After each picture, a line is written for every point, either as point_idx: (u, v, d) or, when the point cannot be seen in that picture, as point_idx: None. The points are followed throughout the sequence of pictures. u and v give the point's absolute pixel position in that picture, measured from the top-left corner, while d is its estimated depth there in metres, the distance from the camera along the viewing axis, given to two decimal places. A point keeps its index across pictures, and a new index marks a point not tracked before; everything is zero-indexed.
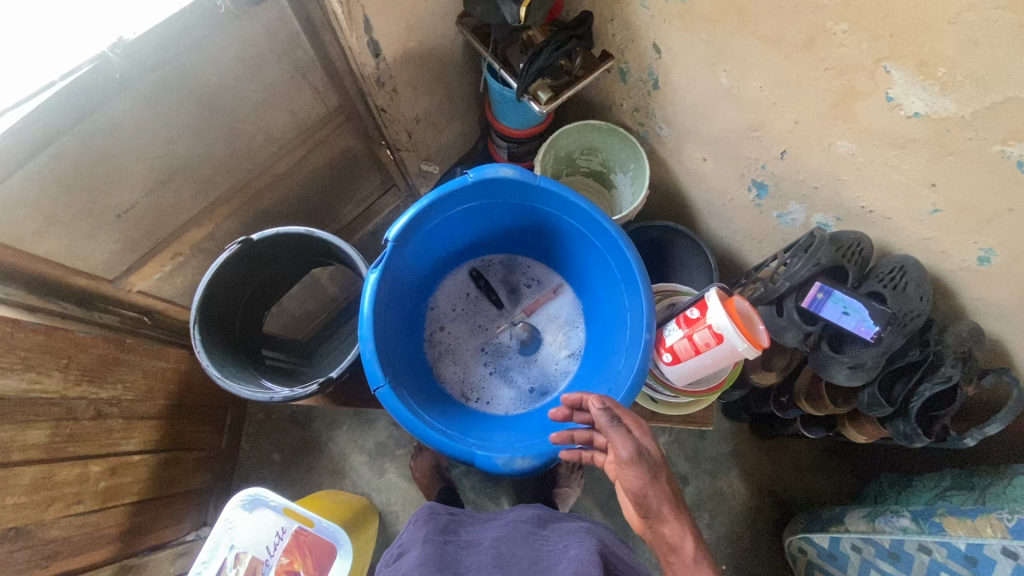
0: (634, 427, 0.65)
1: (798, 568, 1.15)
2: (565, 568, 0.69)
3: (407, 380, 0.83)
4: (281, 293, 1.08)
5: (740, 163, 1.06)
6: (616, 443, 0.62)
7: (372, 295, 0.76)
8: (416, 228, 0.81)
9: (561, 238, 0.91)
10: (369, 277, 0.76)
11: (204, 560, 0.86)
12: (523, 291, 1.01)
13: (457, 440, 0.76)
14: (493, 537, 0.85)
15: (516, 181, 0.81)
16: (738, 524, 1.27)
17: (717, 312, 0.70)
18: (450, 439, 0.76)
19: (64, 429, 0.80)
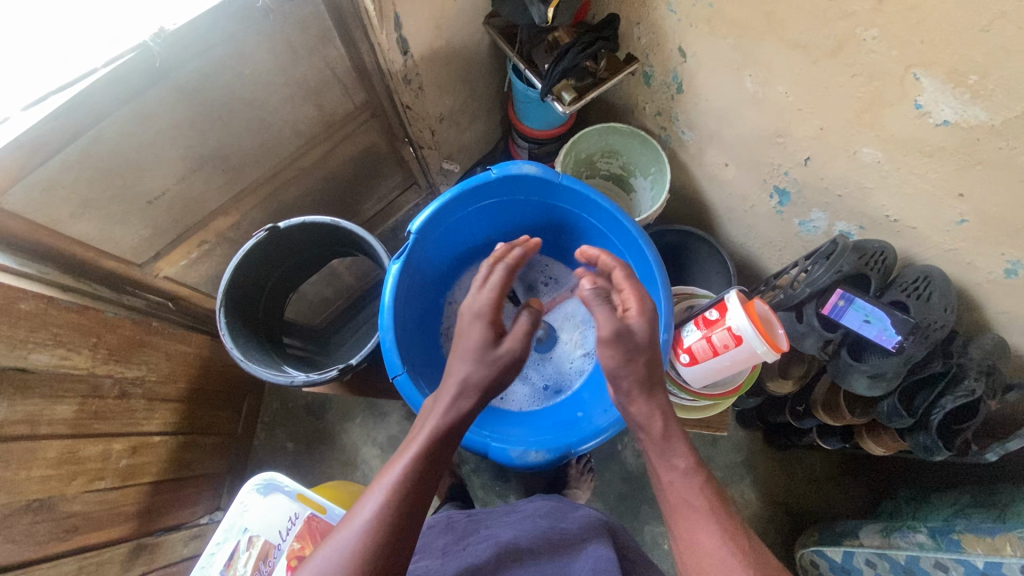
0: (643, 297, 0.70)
1: None
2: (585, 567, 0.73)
3: (424, 370, 0.84)
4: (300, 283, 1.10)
5: (763, 169, 1.06)
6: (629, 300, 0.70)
7: (394, 285, 0.77)
8: (439, 222, 0.82)
9: (581, 237, 0.92)
10: (391, 267, 0.78)
11: (218, 541, 0.88)
12: (540, 290, 1.01)
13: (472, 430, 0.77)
14: (508, 529, 0.86)
15: (539, 179, 0.82)
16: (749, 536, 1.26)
17: (736, 313, 0.70)
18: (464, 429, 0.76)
19: (90, 406, 0.83)
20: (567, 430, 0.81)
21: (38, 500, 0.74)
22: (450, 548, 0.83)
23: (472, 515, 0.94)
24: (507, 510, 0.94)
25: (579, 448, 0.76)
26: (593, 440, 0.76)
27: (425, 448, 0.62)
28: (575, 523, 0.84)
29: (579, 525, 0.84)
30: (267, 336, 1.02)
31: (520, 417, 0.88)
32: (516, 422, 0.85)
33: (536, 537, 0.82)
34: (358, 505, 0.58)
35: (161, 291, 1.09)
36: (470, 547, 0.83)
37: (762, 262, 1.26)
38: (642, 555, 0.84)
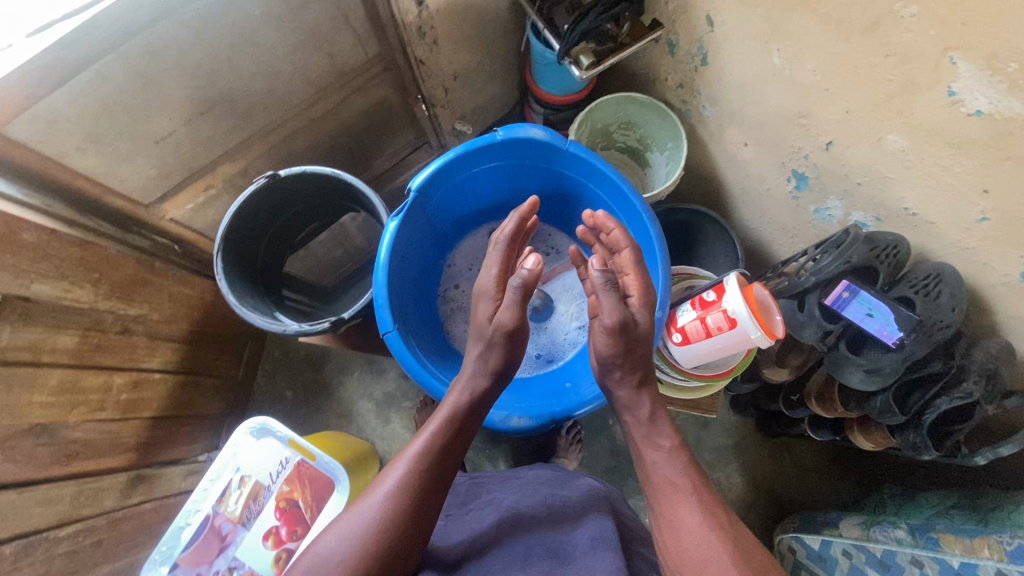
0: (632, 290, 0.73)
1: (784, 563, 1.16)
2: (583, 539, 0.73)
3: (415, 328, 0.84)
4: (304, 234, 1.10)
5: (782, 150, 1.02)
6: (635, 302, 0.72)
7: (390, 243, 0.76)
8: (440, 181, 0.81)
9: (585, 208, 0.90)
10: (389, 224, 0.76)
11: (211, 477, 0.92)
12: (540, 259, 0.98)
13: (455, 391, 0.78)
14: (512, 495, 0.88)
15: (546, 145, 0.79)
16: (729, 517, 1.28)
17: (734, 298, 0.68)
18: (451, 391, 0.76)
19: (92, 339, 0.84)
20: (555, 398, 0.81)
21: (39, 425, 0.77)
22: (454, 513, 0.88)
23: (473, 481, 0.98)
24: (509, 476, 0.96)
25: (562, 417, 0.76)
26: (581, 410, 0.77)
27: (426, 452, 0.65)
28: (575, 491, 0.86)
29: (580, 495, 0.85)
30: (263, 284, 1.03)
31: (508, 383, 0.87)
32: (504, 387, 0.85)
33: (536, 501, 0.84)
34: (363, 499, 0.63)
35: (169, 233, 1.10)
36: (473, 514, 0.85)
37: (770, 249, 1.24)
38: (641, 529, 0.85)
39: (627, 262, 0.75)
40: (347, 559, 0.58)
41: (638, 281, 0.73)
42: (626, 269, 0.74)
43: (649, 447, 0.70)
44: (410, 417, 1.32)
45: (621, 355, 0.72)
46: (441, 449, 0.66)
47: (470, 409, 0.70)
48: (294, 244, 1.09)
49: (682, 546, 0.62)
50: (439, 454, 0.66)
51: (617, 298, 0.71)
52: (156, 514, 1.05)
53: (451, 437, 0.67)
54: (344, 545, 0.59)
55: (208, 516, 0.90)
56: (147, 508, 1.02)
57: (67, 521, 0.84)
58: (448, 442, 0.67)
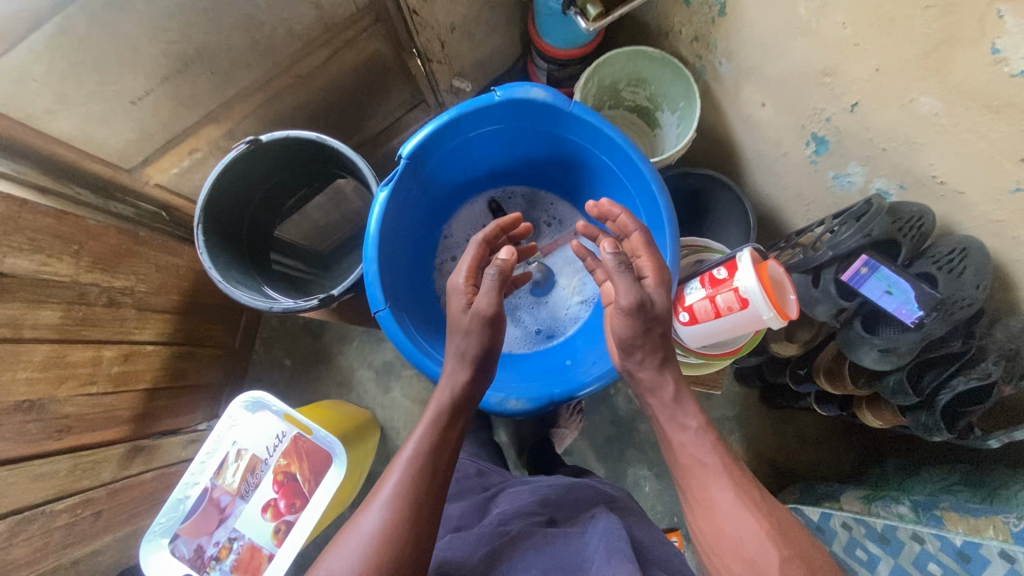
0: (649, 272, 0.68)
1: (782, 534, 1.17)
2: (596, 551, 0.69)
3: (407, 303, 0.80)
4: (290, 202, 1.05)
5: (802, 112, 0.95)
6: (652, 284, 0.67)
7: (380, 214, 0.71)
8: (434, 147, 0.75)
9: (590, 176, 0.84)
10: (379, 194, 0.71)
11: (207, 452, 0.91)
12: (541, 230, 0.93)
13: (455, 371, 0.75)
14: (524, 508, 0.85)
15: (549, 107, 0.72)
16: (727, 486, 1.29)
17: (747, 274, 0.64)
18: None
19: (76, 313, 0.82)
20: (556, 378, 0.78)
21: (27, 401, 0.76)
22: (466, 523, 0.86)
23: (488, 485, 0.99)
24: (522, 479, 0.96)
25: (562, 399, 0.73)
26: (583, 391, 0.73)
27: (419, 458, 0.64)
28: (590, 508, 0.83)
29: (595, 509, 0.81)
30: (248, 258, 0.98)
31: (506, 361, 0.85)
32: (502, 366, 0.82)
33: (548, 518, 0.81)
34: (359, 515, 0.61)
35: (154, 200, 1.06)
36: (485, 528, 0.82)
37: (782, 217, 1.18)
38: (665, 542, 0.80)
39: (639, 245, 0.70)
40: (356, 574, 0.56)
41: (652, 264, 0.68)
42: (638, 252, 0.70)
43: (674, 428, 0.68)
44: (410, 386, 1.31)
45: (641, 337, 0.67)
46: (432, 451, 0.65)
47: (456, 408, 0.68)
48: (281, 215, 1.04)
49: (715, 525, 0.62)
50: (431, 455, 0.64)
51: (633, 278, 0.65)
52: (157, 483, 1.06)
53: (442, 439, 0.66)
54: (346, 564, 0.58)
55: (207, 488, 0.90)
56: (147, 477, 1.03)
57: (63, 493, 0.84)
58: (438, 443, 0.66)
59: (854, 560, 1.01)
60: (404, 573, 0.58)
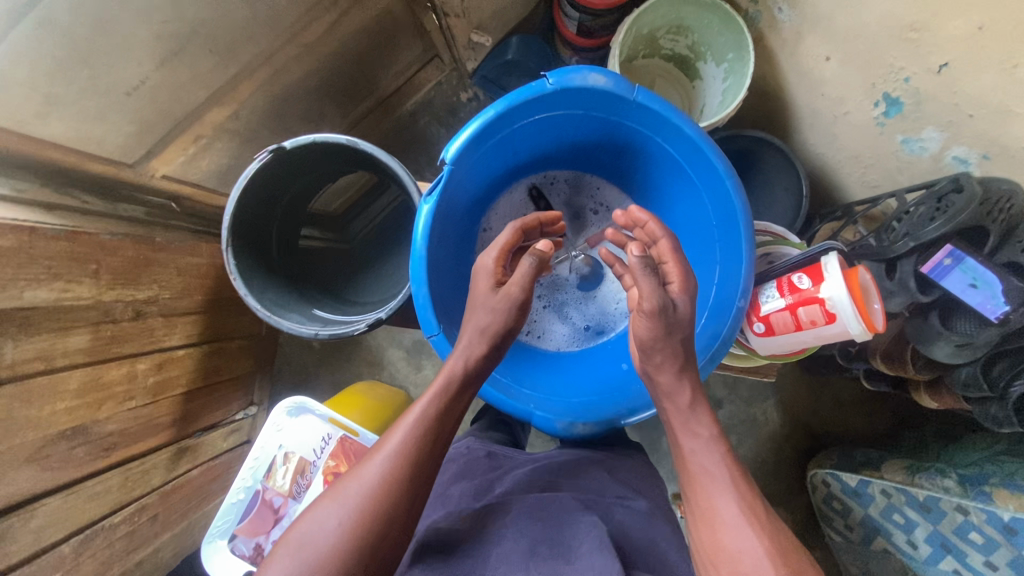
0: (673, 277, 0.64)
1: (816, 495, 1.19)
2: None
3: (454, 315, 0.74)
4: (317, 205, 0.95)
5: (875, 70, 0.85)
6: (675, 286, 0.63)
7: (426, 227, 0.65)
8: (477, 145, 0.67)
9: (646, 163, 0.75)
10: (422, 206, 0.65)
11: (255, 457, 0.90)
12: (588, 218, 0.86)
13: (514, 395, 0.70)
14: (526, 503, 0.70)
15: (607, 93, 0.64)
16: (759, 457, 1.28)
17: (835, 285, 0.58)
18: (507, 395, 0.69)
19: (105, 332, 0.78)
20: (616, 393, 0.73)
21: (71, 428, 0.74)
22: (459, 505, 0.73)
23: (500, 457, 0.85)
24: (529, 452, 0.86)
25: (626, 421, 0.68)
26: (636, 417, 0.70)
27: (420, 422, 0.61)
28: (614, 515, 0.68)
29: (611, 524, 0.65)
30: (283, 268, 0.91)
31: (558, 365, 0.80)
32: (553, 372, 0.78)
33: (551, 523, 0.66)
34: (361, 466, 0.59)
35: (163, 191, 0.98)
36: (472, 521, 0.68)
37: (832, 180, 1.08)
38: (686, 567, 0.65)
39: (666, 250, 0.66)
40: (346, 529, 0.54)
41: (679, 268, 0.64)
42: (665, 257, 0.66)
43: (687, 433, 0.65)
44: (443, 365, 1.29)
45: (661, 339, 0.62)
46: (437, 419, 0.62)
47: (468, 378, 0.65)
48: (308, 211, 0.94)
49: (717, 537, 0.58)
50: (434, 423, 0.61)
51: (656, 281, 0.61)
52: (205, 478, 1.07)
53: (445, 409, 0.62)
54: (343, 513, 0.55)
55: (259, 491, 0.91)
56: (195, 475, 1.03)
57: (119, 506, 0.84)
58: (443, 411, 0.62)
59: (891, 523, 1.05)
60: (396, 529, 0.56)
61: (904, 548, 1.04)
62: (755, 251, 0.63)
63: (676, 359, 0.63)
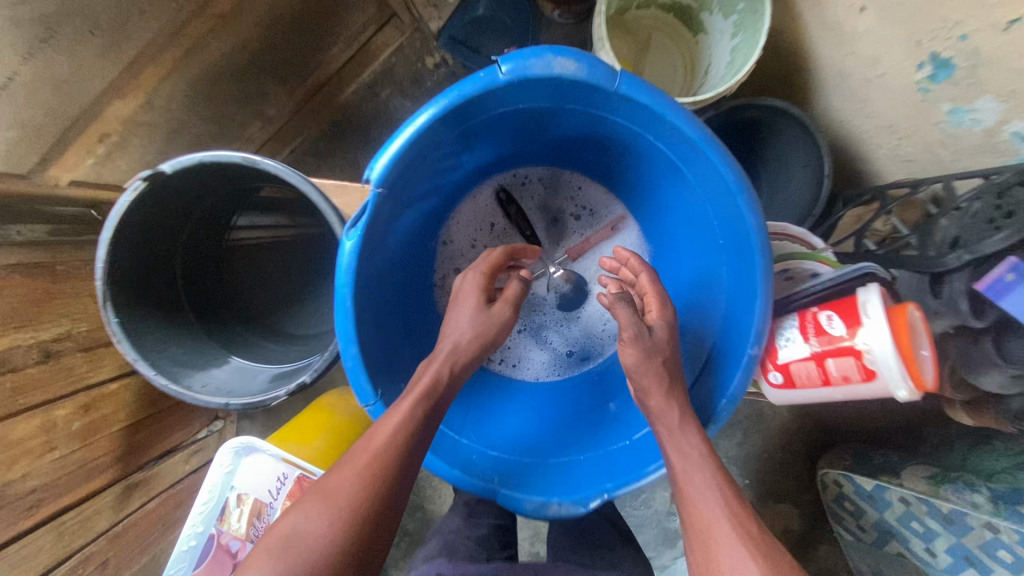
0: (653, 304, 0.56)
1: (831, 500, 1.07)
2: None
3: (406, 359, 0.60)
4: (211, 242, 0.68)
5: (922, 24, 0.67)
6: (654, 312, 0.55)
7: (351, 270, 0.48)
8: (416, 154, 0.51)
9: (636, 160, 0.60)
10: (343, 243, 0.48)
11: (206, 500, 0.81)
12: (567, 222, 0.71)
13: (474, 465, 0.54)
14: None
15: (579, 83, 0.48)
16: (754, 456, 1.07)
17: (877, 332, 0.45)
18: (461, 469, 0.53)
19: (4, 384, 0.67)
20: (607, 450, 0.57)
21: None
22: None
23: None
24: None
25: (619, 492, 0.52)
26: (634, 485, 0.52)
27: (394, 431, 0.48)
28: None
29: None
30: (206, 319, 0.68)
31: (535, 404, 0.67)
32: (527, 418, 0.64)
33: None
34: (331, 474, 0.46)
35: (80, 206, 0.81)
36: None
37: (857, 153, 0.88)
38: None
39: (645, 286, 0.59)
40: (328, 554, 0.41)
41: (658, 297, 0.57)
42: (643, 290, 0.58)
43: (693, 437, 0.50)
44: None
45: (641, 365, 0.52)
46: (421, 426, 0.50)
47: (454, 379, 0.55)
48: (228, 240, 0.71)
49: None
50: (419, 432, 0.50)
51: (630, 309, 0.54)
52: (166, 508, 0.96)
53: (427, 414, 0.51)
54: (315, 536, 0.42)
55: (213, 535, 0.82)
56: (154, 506, 0.94)
57: (59, 561, 0.75)
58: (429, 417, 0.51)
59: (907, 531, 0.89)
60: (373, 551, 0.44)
61: (922, 557, 0.89)
62: (775, 286, 0.49)
63: (664, 396, 0.52)
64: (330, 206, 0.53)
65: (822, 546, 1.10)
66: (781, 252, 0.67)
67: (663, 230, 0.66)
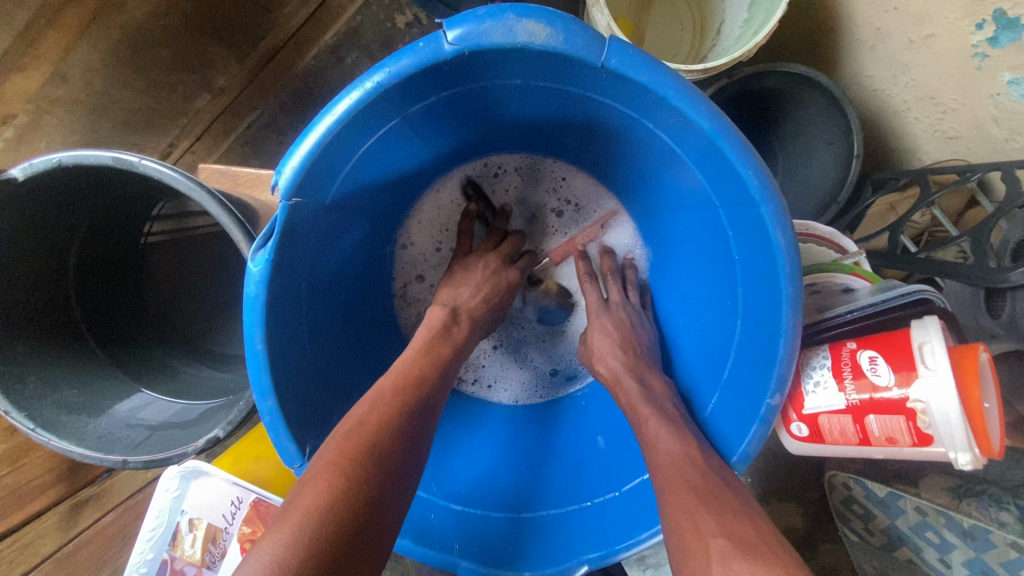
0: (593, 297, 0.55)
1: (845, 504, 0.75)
2: None
3: (355, 393, 0.50)
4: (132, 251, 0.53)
5: None
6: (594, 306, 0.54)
7: (261, 304, 0.37)
8: (344, 150, 0.40)
9: (631, 150, 0.48)
10: (249, 269, 0.37)
11: (152, 527, 0.69)
12: (550, 220, 0.60)
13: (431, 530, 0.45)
14: None
15: (552, 56, 0.36)
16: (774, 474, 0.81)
17: (939, 387, 0.35)
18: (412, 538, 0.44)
19: None
20: (591, 503, 0.48)
21: None
22: None
23: None
24: None
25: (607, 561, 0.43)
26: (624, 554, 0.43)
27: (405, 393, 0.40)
28: None
29: None
30: (117, 346, 0.53)
31: (511, 433, 0.56)
32: (502, 455, 0.54)
33: None
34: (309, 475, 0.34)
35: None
36: None
37: (882, 130, 0.74)
38: None
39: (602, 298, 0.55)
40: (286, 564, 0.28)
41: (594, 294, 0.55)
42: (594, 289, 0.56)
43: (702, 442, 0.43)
44: None
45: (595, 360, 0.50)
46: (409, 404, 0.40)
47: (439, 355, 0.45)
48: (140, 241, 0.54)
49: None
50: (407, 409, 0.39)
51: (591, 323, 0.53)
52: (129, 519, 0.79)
53: None
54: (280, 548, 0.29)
55: (165, 561, 0.69)
56: (111, 520, 0.77)
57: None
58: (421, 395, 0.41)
59: (921, 545, 0.64)
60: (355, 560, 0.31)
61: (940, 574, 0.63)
62: (803, 321, 0.38)
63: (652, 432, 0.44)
64: (229, 220, 0.39)
65: (826, 543, 0.78)
66: (807, 258, 0.57)
67: (664, 233, 0.55)
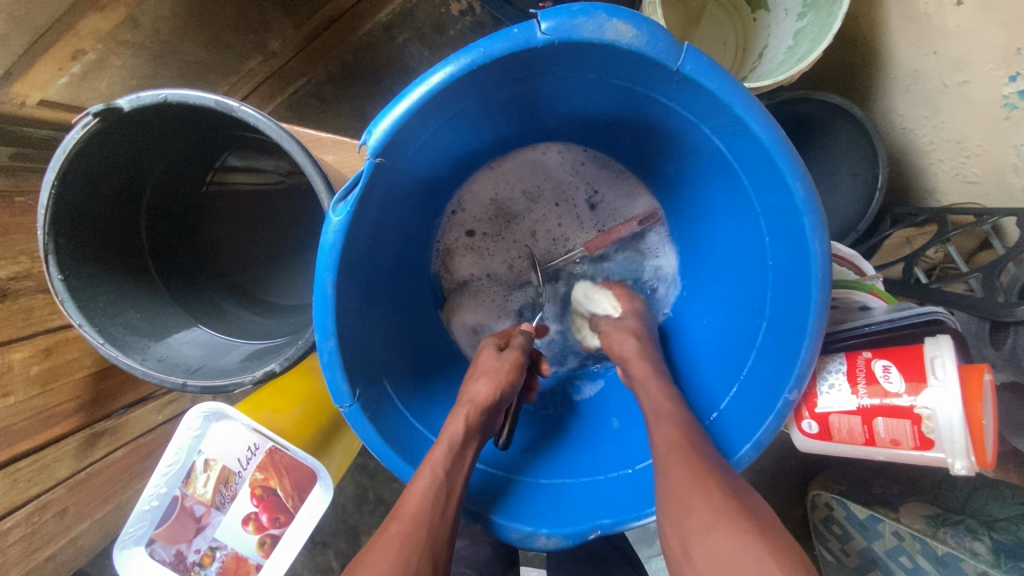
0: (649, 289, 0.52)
1: (812, 516, 0.77)
2: None
3: (399, 355, 0.53)
4: (191, 198, 0.57)
5: None
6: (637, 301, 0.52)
7: (337, 250, 0.41)
8: (426, 122, 0.43)
9: (680, 153, 0.52)
10: (329, 220, 0.41)
11: (168, 464, 0.60)
12: (588, 213, 0.63)
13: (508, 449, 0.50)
14: None
15: (632, 56, 0.39)
16: (759, 486, 0.84)
17: (946, 397, 0.39)
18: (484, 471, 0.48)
19: None
20: (605, 477, 0.51)
21: None
22: None
23: None
24: None
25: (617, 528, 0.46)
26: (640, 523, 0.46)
27: (420, 506, 0.41)
28: None
29: None
30: (178, 284, 0.56)
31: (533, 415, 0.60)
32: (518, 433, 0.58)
33: None
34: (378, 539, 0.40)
35: (54, 127, 0.70)
36: None
37: (906, 168, 0.78)
38: None
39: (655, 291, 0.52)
40: None
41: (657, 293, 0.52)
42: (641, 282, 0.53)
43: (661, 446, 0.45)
44: None
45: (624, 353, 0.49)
46: (450, 462, 0.44)
47: (485, 411, 0.48)
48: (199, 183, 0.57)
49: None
50: (448, 471, 0.44)
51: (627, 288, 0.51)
52: (135, 458, 0.79)
53: (476, 427, 0.47)
54: None
55: (177, 497, 0.61)
56: (121, 456, 0.76)
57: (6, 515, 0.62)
58: (459, 446, 0.45)
59: (893, 569, 0.66)
60: None
61: None
62: (826, 327, 0.42)
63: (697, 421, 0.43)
64: (314, 172, 0.42)
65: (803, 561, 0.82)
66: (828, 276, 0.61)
67: (695, 236, 0.58)
